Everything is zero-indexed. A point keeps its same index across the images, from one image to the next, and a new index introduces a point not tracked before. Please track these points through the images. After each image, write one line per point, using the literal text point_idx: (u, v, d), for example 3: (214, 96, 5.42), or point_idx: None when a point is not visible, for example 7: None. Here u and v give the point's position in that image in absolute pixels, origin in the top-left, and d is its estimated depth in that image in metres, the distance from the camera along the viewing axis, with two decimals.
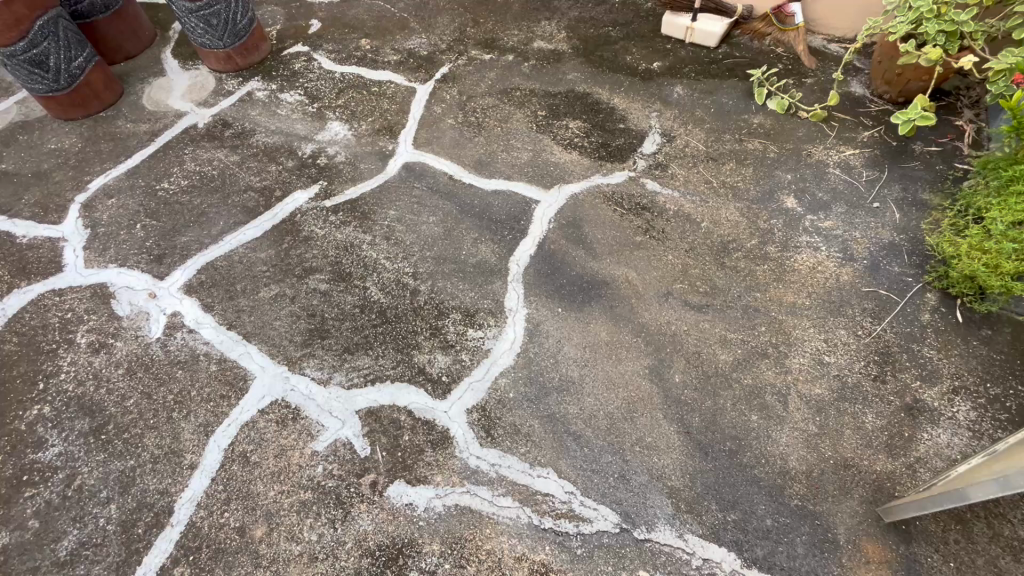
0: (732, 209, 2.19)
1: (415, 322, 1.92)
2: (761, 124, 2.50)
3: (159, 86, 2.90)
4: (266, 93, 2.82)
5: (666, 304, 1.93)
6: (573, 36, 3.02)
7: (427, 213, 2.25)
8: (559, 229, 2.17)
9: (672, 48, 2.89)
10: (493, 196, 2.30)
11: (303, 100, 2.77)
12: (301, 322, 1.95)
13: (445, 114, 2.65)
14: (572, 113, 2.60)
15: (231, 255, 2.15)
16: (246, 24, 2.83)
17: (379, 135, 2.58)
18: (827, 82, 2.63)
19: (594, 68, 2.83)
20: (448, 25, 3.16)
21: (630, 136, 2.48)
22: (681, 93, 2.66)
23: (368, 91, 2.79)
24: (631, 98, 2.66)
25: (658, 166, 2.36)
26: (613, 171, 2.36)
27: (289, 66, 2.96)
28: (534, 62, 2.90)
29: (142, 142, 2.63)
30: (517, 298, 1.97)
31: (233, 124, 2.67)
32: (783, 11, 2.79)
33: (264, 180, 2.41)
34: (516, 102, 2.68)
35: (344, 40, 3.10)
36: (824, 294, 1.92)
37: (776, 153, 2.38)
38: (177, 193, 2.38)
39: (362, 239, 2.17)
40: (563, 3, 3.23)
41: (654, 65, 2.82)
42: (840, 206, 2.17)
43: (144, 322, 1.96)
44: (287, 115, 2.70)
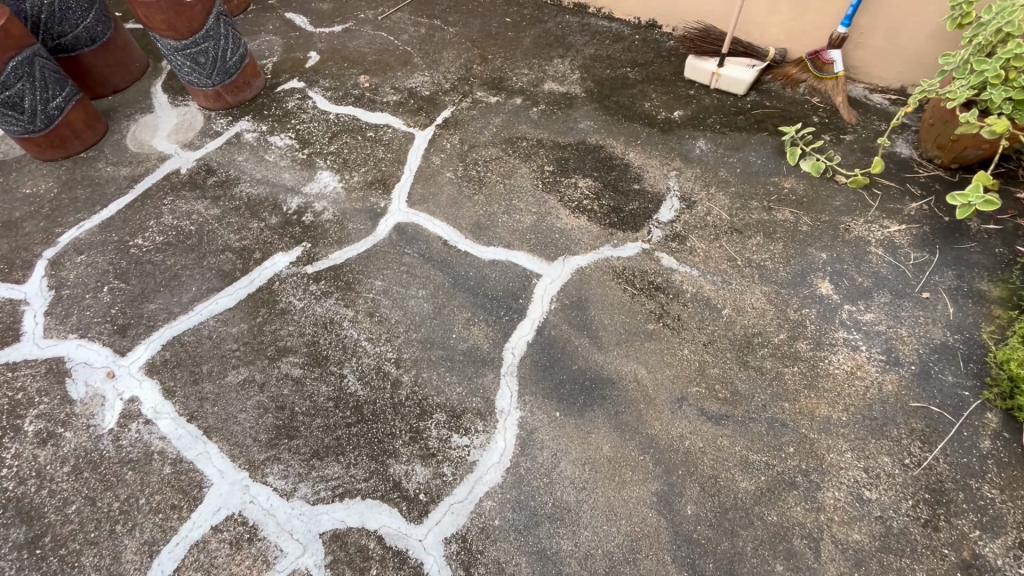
0: (758, 294, 1.94)
1: (394, 423, 1.70)
2: (793, 189, 2.24)
3: (145, 124, 2.74)
4: (255, 135, 2.64)
5: (679, 413, 1.69)
6: (587, 76, 2.79)
7: (415, 286, 2.03)
8: (560, 310, 1.94)
9: (695, 95, 2.64)
10: (490, 267, 2.07)
11: (294, 144, 2.58)
12: (268, 417, 1.74)
13: (444, 166, 2.44)
14: (582, 169, 2.37)
15: (201, 328, 1.96)
16: (238, 62, 2.65)
17: (371, 189, 2.37)
18: (868, 141, 2.36)
19: (609, 116, 2.60)
20: (454, 60, 2.94)
21: (646, 200, 2.24)
22: (704, 149, 2.41)
23: (363, 135, 2.59)
24: (648, 153, 2.42)
25: (675, 238, 2.11)
26: (625, 242, 2.12)
27: (282, 104, 2.78)
28: (544, 107, 2.67)
29: (121, 188, 2.46)
30: (509, 397, 1.74)
31: (218, 171, 2.49)
32: (821, 57, 2.52)
33: (243, 239, 2.22)
34: (521, 154, 2.46)
35: (343, 75, 2.91)
36: (864, 408, 1.66)
37: (810, 225, 2.12)
38: (150, 251, 2.20)
39: (343, 314, 1.97)
40: (578, 39, 3.00)
41: (675, 114, 2.57)
42: (883, 295, 1.90)
43: (98, 408, 1.78)
44: (275, 162, 2.51)
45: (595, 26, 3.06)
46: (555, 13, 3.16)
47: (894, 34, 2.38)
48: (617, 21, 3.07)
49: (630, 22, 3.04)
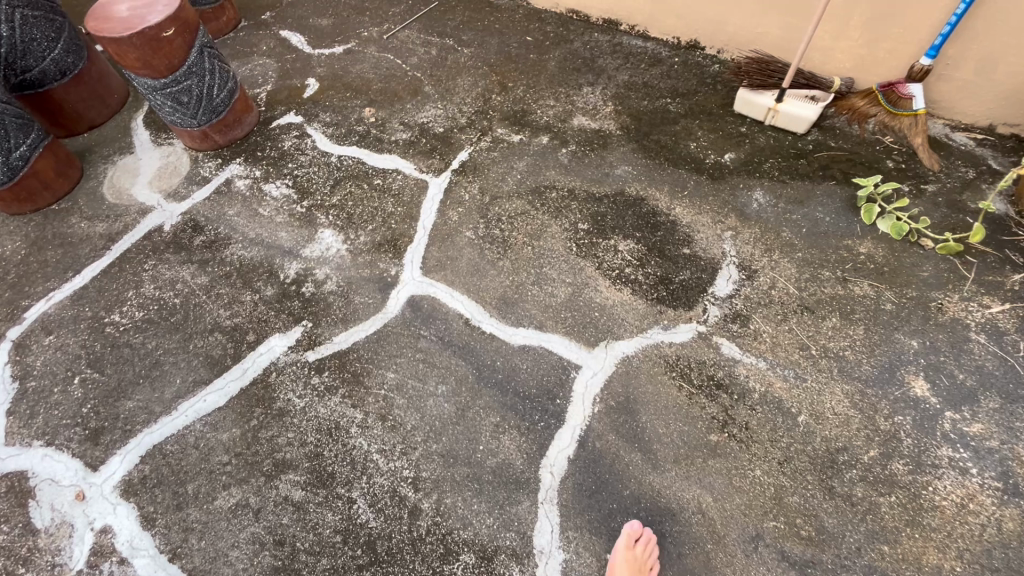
0: (839, 396, 1.63)
1: (414, 568, 1.43)
2: (871, 255, 1.92)
3: (125, 168, 2.43)
4: (248, 183, 2.33)
5: (755, 557, 1.41)
6: (622, 110, 2.46)
7: (433, 379, 1.75)
8: (605, 414, 1.65)
9: (748, 133, 2.31)
10: (520, 355, 1.78)
11: (291, 194, 2.28)
12: (264, 555, 1.47)
13: (463, 222, 2.14)
14: (622, 228, 2.06)
15: (185, 434, 1.68)
16: (226, 99, 2.33)
17: (380, 252, 2.08)
18: (954, 195, 2.04)
19: (649, 160, 2.27)
20: (470, 89, 2.61)
21: (698, 268, 1.94)
22: (763, 203, 2.10)
23: (370, 184, 2.28)
24: (696, 207, 2.10)
25: (736, 318, 1.81)
26: (677, 323, 1.82)
27: (277, 144, 2.47)
28: (574, 148, 2.35)
29: (96, 249, 2.16)
30: (550, 532, 1.46)
31: (206, 228, 2.19)
32: (897, 91, 2.18)
33: (235, 317, 1.93)
34: (551, 208, 2.15)
35: (345, 108, 2.59)
36: (982, 555, 1.37)
37: (895, 302, 1.81)
38: (128, 331, 1.92)
39: (350, 416, 1.69)
40: (609, 63, 2.66)
41: (726, 157, 2.25)
42: (991, 398, 1.60)
43: (66, 541, 1.52)
44: (270, 216, 2.21)
45: (628, 47, 2.72)
46: (581, 31, 2.82)
47: (987, 67, 2.04)
48: (652, 40, 2.73)
49: (668, 41, 2.70)
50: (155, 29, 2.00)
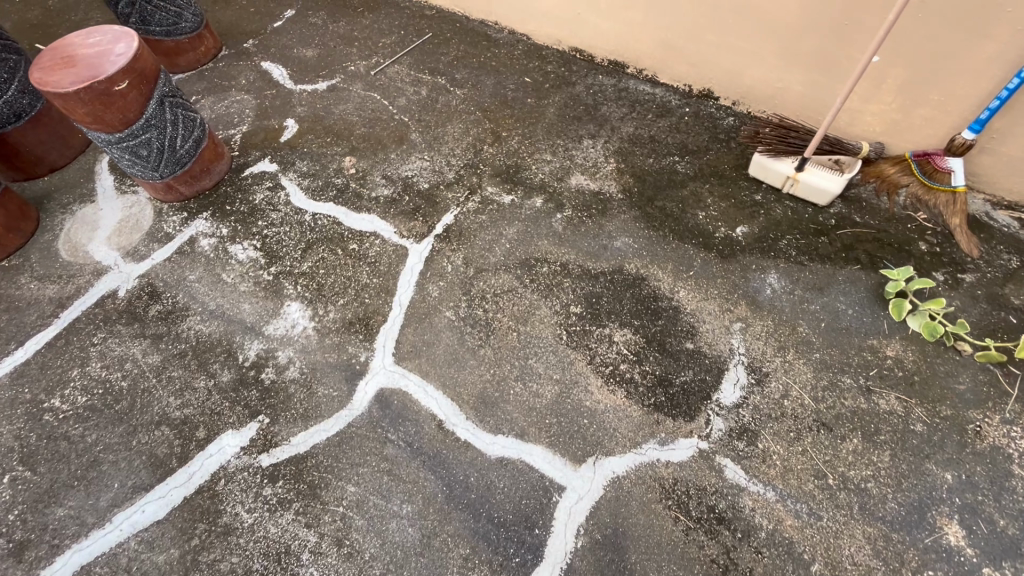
0: (860, 541, 1.42)
1: None
2: (899, 360, 1.70)
3: (83, 220, 2.25)
4: (213, 243, 2.14)
5: None
6: (624, 169, 2.25)
7: (398, 497, 1.55)
8: (589, 551, 1.45)
9: (763, 202, 2.09)
10: (497, 470, 1.58)
11: (259, 257, 2.09)
12: None
13: (443, 300, 1.93)
14: (618, 314, 1.85)
15: (118, 554, 1.50)
16: (191, 149, 2.14)
17: (349, 332, 1.88)
18: (996, 289, 1.81)
19: (652, 230, 2.06)
20: (460, 138, 2.41)
21: (701, 368, 1.73)
22: (778, 289, 1.88)
23: (345, 248, 2.09)
24: (702, 291, 1.89)
25: (743, 434, 1.60)
26: (676, 436, 1.61)
27: (249, 196, 2.28)
28: (570, 213, 2.13)
29: (43, 316, 1.98)
30: None
31: (164, 295, 2.01)
32: (933, 163, 1.95)
33: (185, 407, 1.75)
34: (541, 285, 1.94)
35: (324, 155, 2.39)
36: None
37: (926, 421, 1.58)
38: (67, 420, 1.74)
39: (303, 539, 1.50)
40: (614, 112, 2.44)
41: (737, 231, 2.03)
42: None
43: None
44: (234, 284, 2.02)
45: (635, 93, 2.49)
46: (584, 73, 2.60)
47: None
48: (661, 85, 2.50)
49: (678, 89, 2.47)
50: (106, 83, 1.79)
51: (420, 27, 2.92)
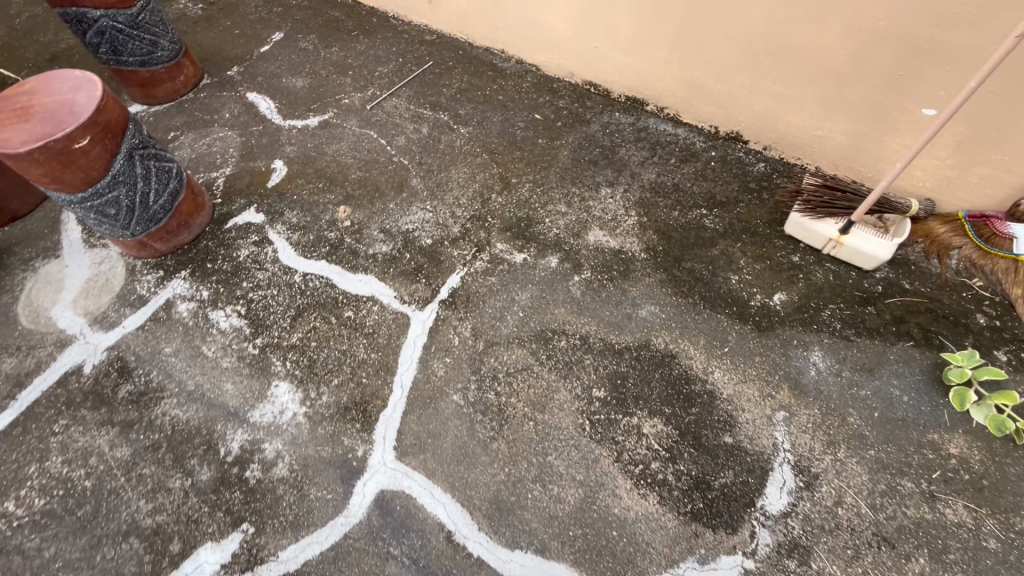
0: None
1: None
2: (964, 460, 1.51)
3: (46, 279, 2.02)
4: (192, 308, 1.92)
5: None
6: (647, 223, 2.05)
7: None
8: None
9: (802, 265, 1.90)
10: None
11: (243, 326, 1.87)
12: None
13: (449, 380, 1.73)
14: (646, 400, 1.66)
15: None
16: (166, 204, 1.92)
17: (345, 419, 1.67)
18: None
19: (680, 297, 1.86)
20: (466, 184, 2.20)
21: (742, 467, 1.54)
22: (823, 370, 1.69)
23: (339, 316, 1.88)
24: (739, 372, 1.70)
25: (794, 551, 1.41)
26: (717, 553, 1.42)
27: (232, 252, 2.06)
28: (589, 275, 1.93)
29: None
30: None
31: (136, 372, 1.79)
32: (991, 227, 1.78)
33: (158, 513, 1.53)
34: (559, 363, 1.74)
35: (316, 204, 2.17)
36: None
37: (1000, 537, 1.40)
38: (22, 530, 1.52)
39: None
40: (633, 155, 2.24)
41: (775, 299, 1.84)
42: None
43: None
44: (215, 359, 1.81)
45: (655, 134, 2.29)
46: (599, 110, 2.39)
47: None
48: (684, 125, 2.30)
49: (703, 129, 2.27)
50: (65, 141, 1.56)
51: (419, 53, 2.70)
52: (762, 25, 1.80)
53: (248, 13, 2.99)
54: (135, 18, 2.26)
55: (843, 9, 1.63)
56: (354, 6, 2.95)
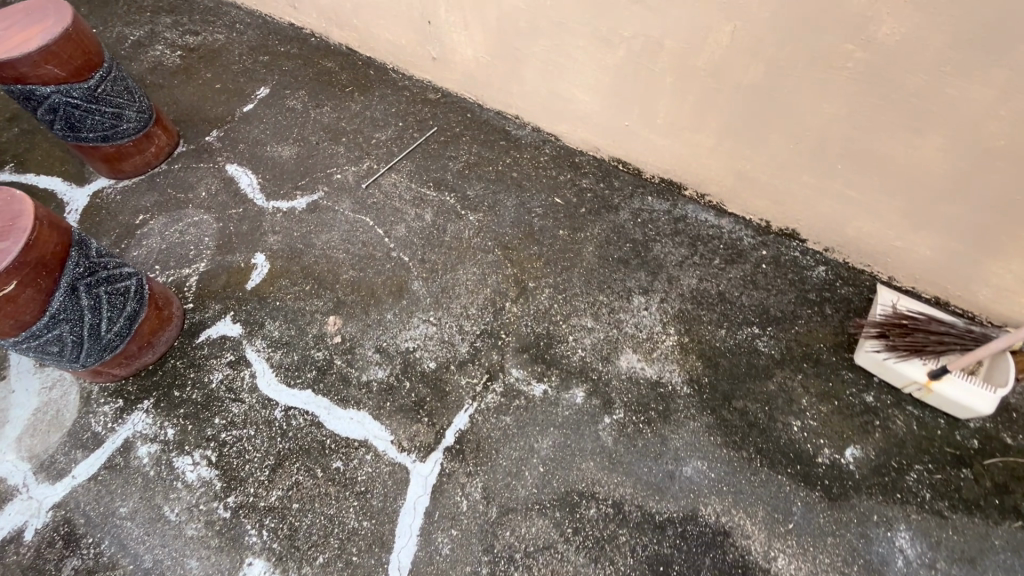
0: None
1: None
2: None
3: None
4: (154, 452, 1.64)
5: None
6: (689, 345, 1.74)
7: None
8: None
9: (878, 408, 1.58)
10: None
11: (213, 479, 1.58)
12: None
13: (456, 561, 1.44)
14: None
15: None
16: (122, 329, 1.63)
17: None
18: None
19: (732, 449, 1.55)
20: (475, 289, 1.89)
21: None
22: (914, 559, 1.38)
23: (326, 467, 1.59)
24: (809, 560, 1.39)
25: None
26: None
27: (203, 376, 1.77)
28: (621, 414, 1.63)
29: None
30: None
31: (84, 541, 1.51)
32: None
33: None
34: (588, 541, 1.45)
35: (301, 313, 1.88)
36: None
37: None
38: None
39: None
40: (669, 254, 1.92)
41: (848, 455, 1.52)
42: None
43: None
44: (177, 525, 1.52)
45: (695, 226, 1.97)
46: (629, 192, 2.07)
47: None
48: (729, 215, 1.98)
49: (752, 222, 1.95)
50: None
51: (421, 116, 2.38)
52: (839, 126, 1.47)
53: (232, 62, 2.68)
54: (93, 91, 1.96)
55: (952, 121, 1.30)
56: (348, 54, 2.62)
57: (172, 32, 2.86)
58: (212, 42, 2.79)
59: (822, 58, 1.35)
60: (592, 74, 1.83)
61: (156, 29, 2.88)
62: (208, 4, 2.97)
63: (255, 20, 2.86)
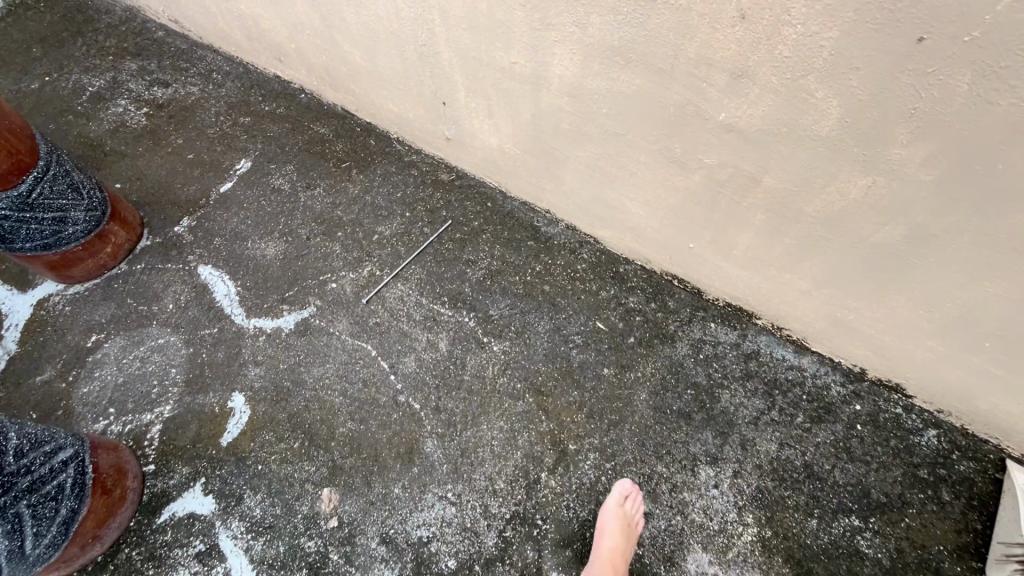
0: None
1: None
2: None
3: None
4: None
5: None
6: (773, 542, 1.39)
7: None
8: None
9: None
10: None
11: None
12: None
13: None
14: None
15: None
16: (57, 535, 1.28)
17: None
18: None
19: None
20: (503, 452, 1.53)
21: None
22: None
23: None
24: None
25: None
26: None
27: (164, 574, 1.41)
28: None
29: None
30: None
31: None
32: None
33: None
34: None
35: (288, 483, 1.52)
36: None
37: None
38: None
39: None
40: (741, 406, 1.57)
41: None
42: None
43: None
44: None
45: (770, 367, 1.62)
46: (688, 318, 1.71)
47: None
48: (812, 354, 1.62)
49: (842, 365, 1.59)
50: None
51: (432, 203, 1.99)
52: (1000, 307, 1.11)
53: (207, 125, 2.28)
54: (27, 197, 1.57)
55: None
56: (344, 118, 2.23)
57: (137, 82, 2.44)
58: (184, 96, 2.37)
59: (998, 238, 0.98)
60: (654, 192, 1.45)
61: (120, 77, 2.46)
62: (181, 47, 2.54)
63: (235, 68, 2.44)
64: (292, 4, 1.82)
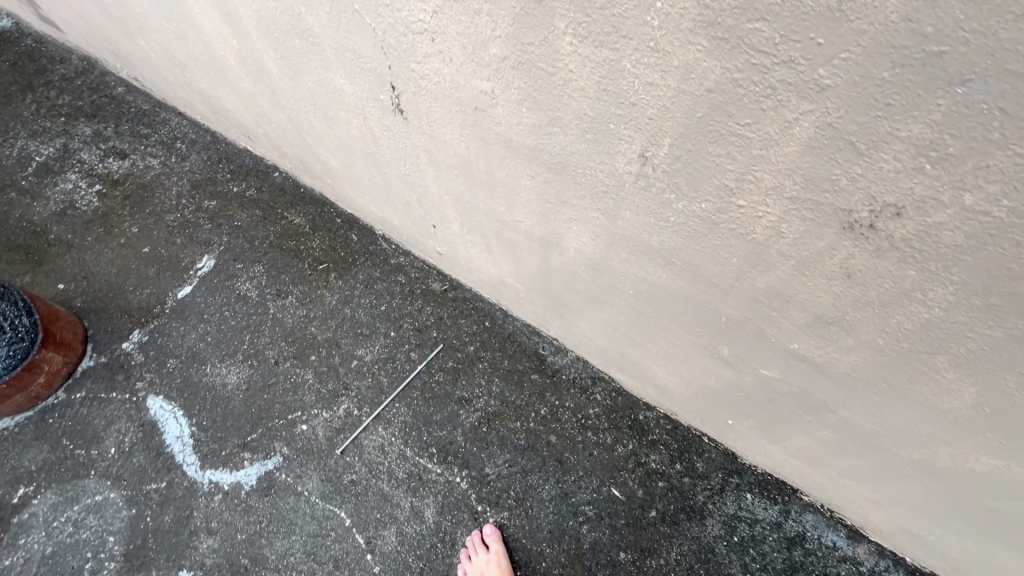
0: None
1: None
2: None
3: None
4: None
5: None
6: None
7: None
8: None
9: None
10: None
11: None
12: None
13: None
14: None
15: None
16: None
17: None
18: None
19: None
20: None
21: None
22: None
23: None
24: None
25: None
26: None
27: None
28: None
29: None
30: None
31: None
32: None
33: None
34: None
35: None
36: None
37: None
38: None
39: None
40: None
41: None
42: None
43: None
44: None
45: (819, 558, 1.35)
46: (719, 485, 1.44)
47: None
48: (870, 542, 1.35)
49: (905, 561, 1.32)
50: None
51: (421, 320, 1.71)
52: None
53: (166, 209, 1.99)
54: None
55: None
56: (324, 205, 1.94)
57: (90, 151, 2.14)
58: (142, 170, 2.08)
59: None
60: (689, 369, 1.17)
61: (71, 144, 2.16)
62: (142, 107, 2.24)
63: (202, 137, 2.14)
64: (254, 97, 1.53)
